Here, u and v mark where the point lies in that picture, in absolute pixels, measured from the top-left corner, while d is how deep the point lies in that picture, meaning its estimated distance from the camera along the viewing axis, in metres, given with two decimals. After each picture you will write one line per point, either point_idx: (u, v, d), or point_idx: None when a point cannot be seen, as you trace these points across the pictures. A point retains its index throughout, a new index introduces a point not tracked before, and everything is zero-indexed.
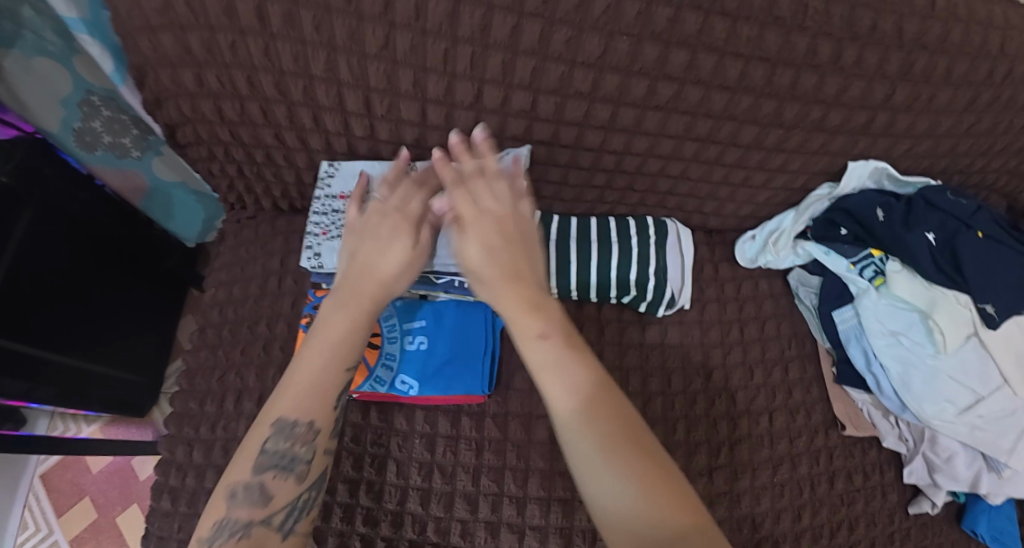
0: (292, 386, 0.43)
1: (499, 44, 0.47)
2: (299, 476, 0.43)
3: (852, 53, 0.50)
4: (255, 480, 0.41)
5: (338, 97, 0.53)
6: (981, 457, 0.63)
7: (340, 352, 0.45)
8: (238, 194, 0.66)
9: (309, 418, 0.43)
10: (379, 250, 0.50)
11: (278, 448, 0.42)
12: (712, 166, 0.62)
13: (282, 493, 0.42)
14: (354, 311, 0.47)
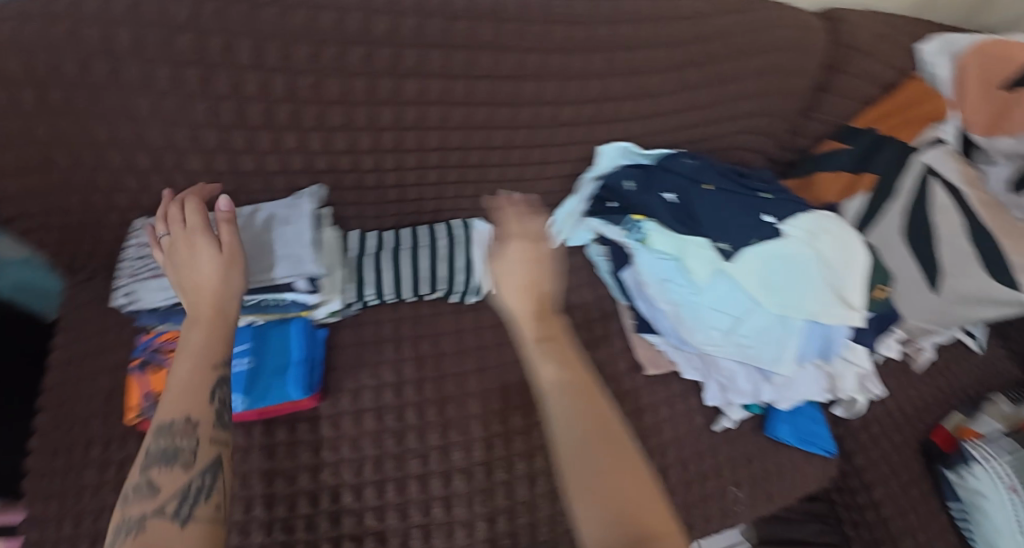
0: (167, 391, 0.45)
1: (254, 96, 0.58)
2: (184, 464, 0.41)
3: (543, 62, 0.63)
4: (142, 480, 0.40)
5: (134, 160, 0.62)
6: (758, 371, 0.72)
7: (194, 357, 0.46)
8: (68, 260, 0.72)
9: (183, 412, 0.43)
10: (185, 278, 0.51)
11: (161, 447, 0.41)
12: (481, 169, 0.74)
13: (206, 458, 0.42)
14: (209, 323, 0.48)
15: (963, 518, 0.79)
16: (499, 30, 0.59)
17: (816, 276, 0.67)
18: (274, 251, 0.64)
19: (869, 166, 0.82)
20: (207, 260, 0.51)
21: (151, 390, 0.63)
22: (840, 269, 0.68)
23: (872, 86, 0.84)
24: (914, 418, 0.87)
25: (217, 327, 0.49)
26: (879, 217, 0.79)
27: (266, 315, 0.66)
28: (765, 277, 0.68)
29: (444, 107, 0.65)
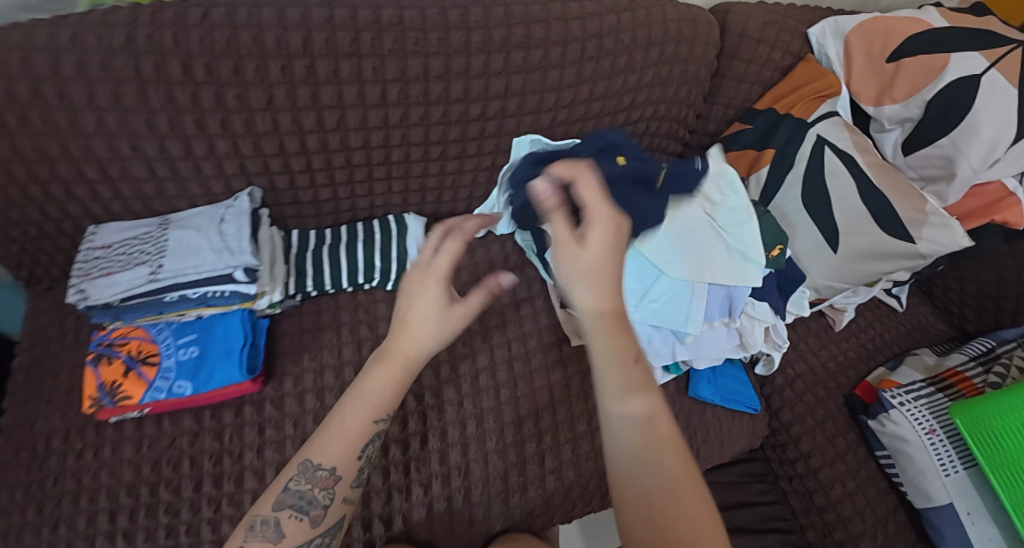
0: (328, 430, 0.49)
1: (187, 108, 0.65)
2: (312, 520, 0.48)
3: (446, 64, 0.70)
4: (272, 516, 0.47)
5: (79, 170, 0.68)
6: (672, 334, 0.77)
7: (362, 407, 0.48)
8: (29, 270, 0.79)
9: (331, 462, 0.48)
10: (411, 315, 0.46)
11: (299, 489, 0.47)
12: (409, 166, 0.81)
13: (334, 514, 0.49)
14: (395, 366, 0.48)
15: (891, 465, 0.84)
16: (403, 38, 0.67)
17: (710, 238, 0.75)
18: (211, 246, 0.70)
19: (769, 142, 0.89)
20: (421, 327, 0.46)
21: (104, 380, 0.68)
22: (734, 236, 0.75)
23: (768, 70, 0.91)
24: (837, 374, 0.93)
25: (400, 373, 0.48)
26: (782, 187, 0.87)
27: (209, 308, 0.72)
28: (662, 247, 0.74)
29: (360, 105, 0.71)
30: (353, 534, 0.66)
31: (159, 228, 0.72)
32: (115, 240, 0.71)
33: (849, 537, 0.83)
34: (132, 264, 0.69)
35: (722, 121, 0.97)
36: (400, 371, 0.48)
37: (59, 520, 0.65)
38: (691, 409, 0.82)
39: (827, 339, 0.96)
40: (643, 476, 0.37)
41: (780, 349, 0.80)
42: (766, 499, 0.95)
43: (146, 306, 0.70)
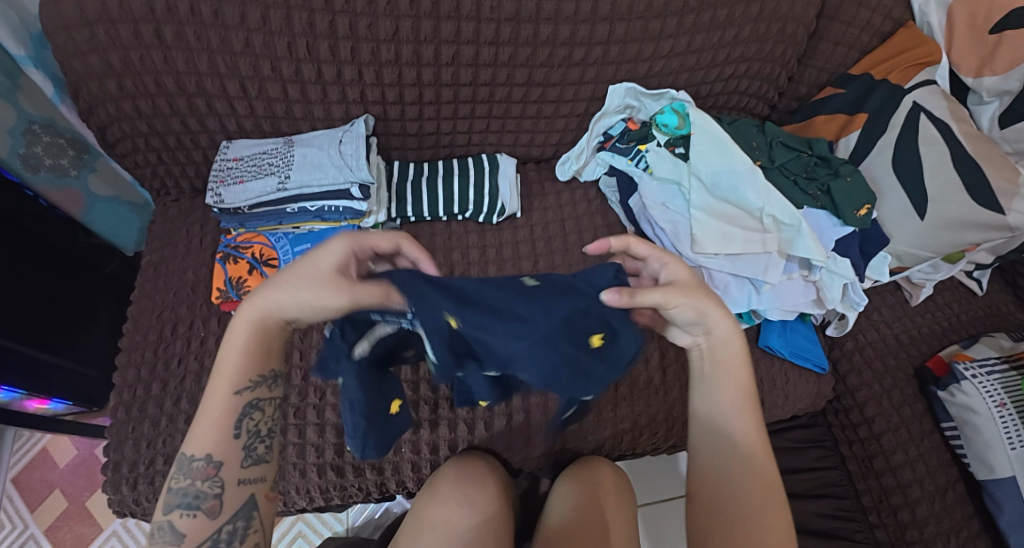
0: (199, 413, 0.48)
1: (323, 35, 0.71)
2: (209, 511, 0.46)
3: (557, 7, 0.73)
4: (166, 521, 0.46)
5: (222, 86, 0.75)
6: (749, 283, 0.79)
7: (219, 382, 0.47)
8: (160, 180, 0.86)
9: (205, 450, 0.47)
10: (285, 280, 0.46)
11: (182, 486, 0.47)
12: (509, 107, 0.85)
13: (234, 499, 0.47)
14: (250, 332, 0.47)
15: (956, 437, 0.82)
16: None
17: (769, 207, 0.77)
18: (332, 162, 0.77)
19: (863, 108, 0.91)
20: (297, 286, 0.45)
21: (231, 276, 0.77)
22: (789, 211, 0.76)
23: (867, 35, 0.93)
24: (910, 346, 0.92)
25: (257, 336, 0.48)
26: (872, 151, 0.89)
27: (322, 223, 0.81)
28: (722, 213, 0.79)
29: (474, 42, 0.75)
30: (437, 432, 0.75)
31: (284, 145, 0.80)
32: (246, 154, 0.80)
33: (905, 502, 0.84)
34: (262, 174, 0.77)
35: (813, 86, 0.98)
36: (250, 334, 0.47)
37: (180, 396, 0.73)
38: (759, 360, 0.84)
39: (903, 312, 0.95)
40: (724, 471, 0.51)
41: (857, 308, 0.81)
42: (820, 466, 0.95)
43: (268, 215, 0.79)
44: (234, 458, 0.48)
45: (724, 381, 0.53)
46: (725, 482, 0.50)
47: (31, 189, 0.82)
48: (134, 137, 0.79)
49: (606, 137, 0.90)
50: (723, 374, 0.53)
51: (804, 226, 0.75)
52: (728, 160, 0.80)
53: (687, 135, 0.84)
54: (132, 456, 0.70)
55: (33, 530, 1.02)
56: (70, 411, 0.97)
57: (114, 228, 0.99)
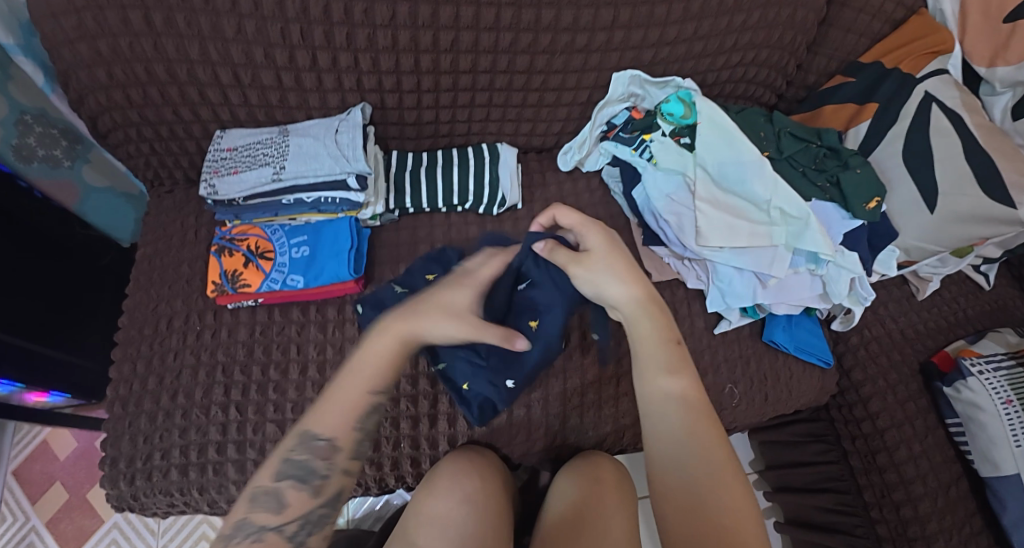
0: (322, 401, 0.50)
1: (317, 20, 0.69)
2: (313, 489, 0.48)
3: None
4: (274, 488, 0.47)
5: (214, 74, 0.73)
6: (755, 277, 0.77)
7: (360, 378, 0.50)
8: (154, 171, 0.84)
9: (328, 432, 0.49)
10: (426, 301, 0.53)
11: (299, 459, 0.48)
12: (510, 96, 0.82)
13: (337, 484, 0.49)
14: (390, 340, 0.51)
15: (961, 433, 0.82)
16: None
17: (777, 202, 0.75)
18: (328, 152, 0.75)
19: (873, 97, 0.89)
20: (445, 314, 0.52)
21: (226, 269, 0.76)
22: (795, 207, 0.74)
23: (879, 22, 0.90)
24: (915, 341, 0.91)
25: (396, 345, 0.51)
26: (881, 142, 0.87)
27: (318, 215, 0.79)
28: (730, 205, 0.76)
29: (474, 29, 0.73)
30: (436, 427, 0.74)
31: (279, 134, 0.78)
32: (240, 144, 0.78)
33: (909, 498, 0.83)
34: (257, 165, 0.75)
35: (822, 74, 0.95)
36: (396, 346, 0.51)
37: (176, 391, 0.72)
38: (763, 354, 0.83)
39: (910, 306, 0.94)
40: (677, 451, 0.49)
41: (864, 303, 0.80)
42: (821, 460, 0.96)
43: (264, 207, 0.78)
44: (347, 448, 0.50)
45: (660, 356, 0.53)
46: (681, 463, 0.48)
47: (23, 178, 0.81)
48: (125, 127, 0.77)
49: (609, 126, 0.88)
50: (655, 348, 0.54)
51: (813, 220, 0.73)
52: (735, 150, 0.77)
53: (693, 125, 0.82)
54: (129, 452, 0.70)
55: (34, 522, 1.02)
56: (69, 404, 0.97)
57: (107, 218, 0.97)
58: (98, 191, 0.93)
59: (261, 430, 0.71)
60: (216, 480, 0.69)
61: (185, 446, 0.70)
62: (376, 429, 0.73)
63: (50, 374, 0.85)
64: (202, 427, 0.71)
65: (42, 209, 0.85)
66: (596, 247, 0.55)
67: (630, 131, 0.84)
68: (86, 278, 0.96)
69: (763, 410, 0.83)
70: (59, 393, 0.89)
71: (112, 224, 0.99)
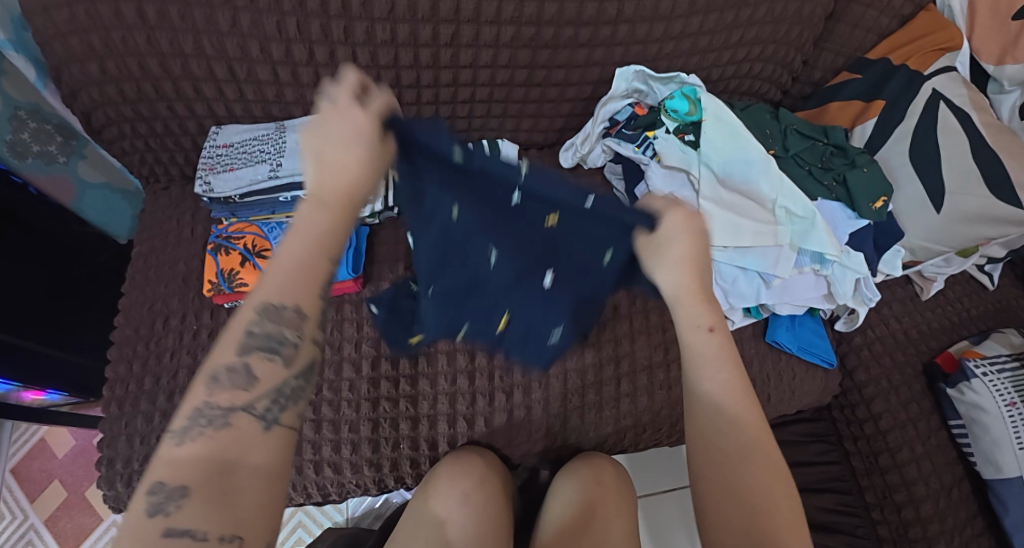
0: (273, 271, 0.39)
1: (314, 13, 0.67)
2: (286, 359, 0.38)
3: None
4: (239, 362, 0.36)
5: (209, 69, 0.71)
6: (758, 277, 0.76)
7: (301, 239, 0.40)
8: (149, 167, 0.83)
9: (291, 301, 0.38)
10: (339, 145, 0.42)
11: (266, 331, 0.37)
12: (511, 91, 0.81)
13: (308, 354, 0.39)
14: (337, 209, 0.42)
15: (964, 435, 0.81)
16: None
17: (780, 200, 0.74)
18: None
19: (880, 94, 0.87)
20: (355, 157, 0.43)
21: (223, 268, 0.74)
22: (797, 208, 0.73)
23: (886, 17, 0.89)
24: (919, 341, 0.90)
25: (344, 207, 0.43)
26: (888, 141, 0.86)
27: None
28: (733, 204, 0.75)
29: (475, 22, 0.71)
30: (436, 428, 0.73)
31: (276, 131, 0.77)
32: (235, 140, 0.76)
33: (910, 499, 0.83)
34: (253, 162, 0.74)
35: (828, 70, 0.94)
36: (334, 206, 0.42)
37: (173, 391, 0.71)
38: (766, 355, 0.82)
39: (915, 305, 0.93)
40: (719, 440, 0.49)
41: (869, 303, 0.79)
42: (824, 460, 0.93)
43: (261, 204, 0.77)
44: (315, 318, 0.40)
45: (697, 325, 0.53)
46: (723, 447, 0.48)
47: (21, 177, 0.80)
48: (119, 123, 0.75)
49: (612, 122, 0.86)
50: (692, 317, 0.54)
51: (819, 220, 0.72)
52: (739, 147, 0.76)
53: (698, 122, 0.79)
54: (127, 452, 0.69)
55: (33, 520, 1.01)
56: (67, 402, 0.96)
57: (105, 215, 0.97)
58: (95, 187, 0.94)
59: None
60: None
61: None
62: (375, 430, 0.72)
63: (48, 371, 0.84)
64: None
65: (36, 207, 0.83)
66: (662, 235, 0.52)
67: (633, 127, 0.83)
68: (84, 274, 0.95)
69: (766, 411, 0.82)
70: (57, 391, 0.88)
71: (110, 220, 0.99)
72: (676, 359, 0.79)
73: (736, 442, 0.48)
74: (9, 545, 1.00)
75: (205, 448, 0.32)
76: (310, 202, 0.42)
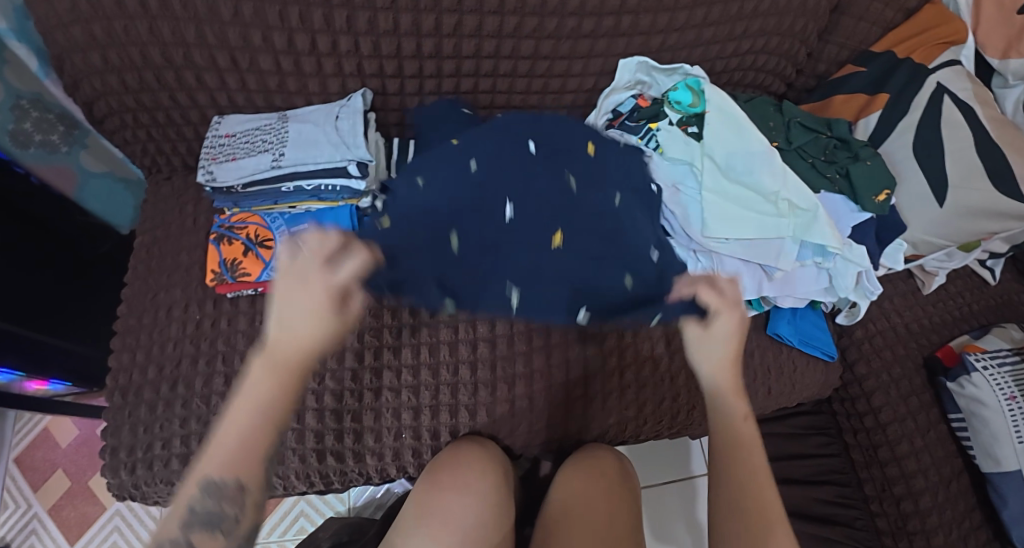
0: (214, 442, 0.38)
1: (317, 2, 0.66)
2: (229, 533, 0.37)
3: None
4: (184, 539, 0.37)
5: (212, 58, 0.71)
6: (760, 270, 0.77)
7: (241, 423, 0.38)
8: (151, 157, 0.83)
9: (234, 476, 0.37)
10: (299, 305, 0.40)
11: (206, 509, 0.37)
12: (513, 82, 0.80)
13: (255, 514, 0.38)
14: (287, 372, 0.40)
15: (964, 429, 0.81)
16: None
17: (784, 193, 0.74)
18: (328, 139, 0.73)
19: (884, 88, 0.87)
20: (300, 319, 0.39)
21: (226, 257, 0.74)
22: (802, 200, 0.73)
23: (891, 10, 0.88)
24: (920, 335, 0.90)
25: (290, 374, 0.40)
26: (892, 133, 0.85)
27: (318, 203, 0.77)
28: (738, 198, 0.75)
29: (477, 12, 0.70)
30: (438, 418, 0.74)
31: (277, 121, 0.76)
32: (238, 130, 0.76)
33: (909, 492, 0.83)
34: (256, 152, 0.74)
35: (833, 63, 0.93)
36: (275, 370, 0.39)
37: (176, 381, 0.72)
38: (767, 347, 0.82)
39: (916, 299, 0.93)
40: (739, 490, 0.48)
41: (870, 297, 0.79)
42: (825, 452, 0.96)
43: (263, 195, 0.76)
44: (258, 484, 0.38)
45: (734, 416, 0.52)
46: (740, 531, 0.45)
47: (22, 166, 0.79)
48: (121, 113, 0.75)
49: (615, 114, 0.84)
50: (727, 410, 0.53)
51: (821, 212, 0.72)
52: (743, 140, 0.75)
53: (702, 113, 0.79)
54: (130, 441, 0.70)
55: (37, 510, 1.02)
56: (71, 392, 0.97)
57: (105, 204, 0.96)
58: (95, 176, 0.93)
59: None
60: None
61: (186, 436, 0.70)
62: (378, 420, 0.73)
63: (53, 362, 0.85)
64: (203, 416, 0.70)
65: (38, 196, 0.84)
66: (722, 331, 0.54)
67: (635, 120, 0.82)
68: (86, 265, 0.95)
69: (766, 403, 0.82)
70: (60, 381, 0.89)
71: (110, 209, 0.98)
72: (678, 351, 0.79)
73: (754, 484, 0.48)
74: (14, 534, 1.01)
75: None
76: (260, 363, 0.40)
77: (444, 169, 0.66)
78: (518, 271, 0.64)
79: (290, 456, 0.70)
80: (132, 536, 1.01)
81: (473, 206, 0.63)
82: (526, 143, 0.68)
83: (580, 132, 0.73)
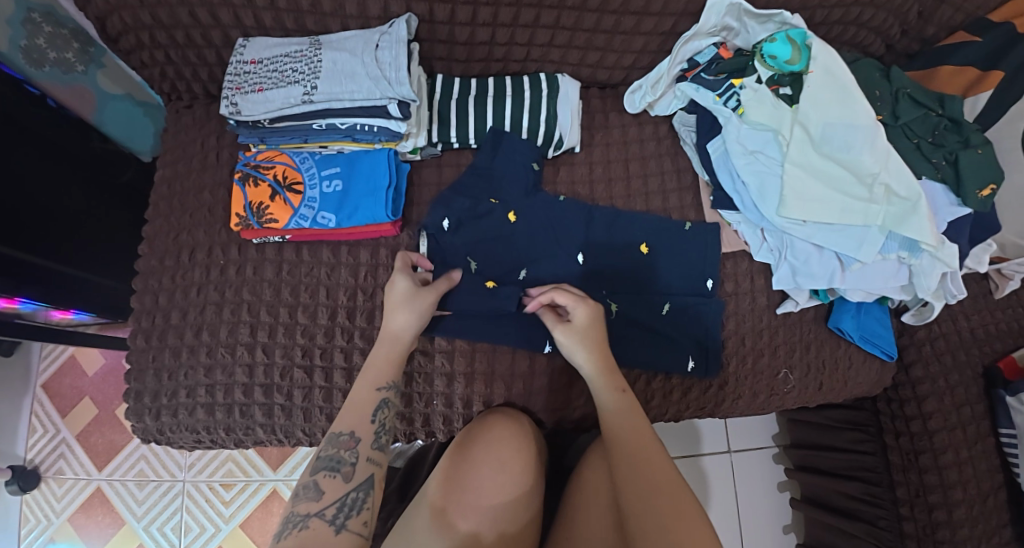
0: (343, 407, 0.57)
1: None
2: (346, 476, 0.51)
3: None
4: (312, 480, 0.50)
5: None
6: (836, 258, 0.69)
7: (368, 376, 0.58)
8: (170, 82, 0.74)
9: (348, 428, 0.54)
10: (391, 307, 0.62)
11: (329, 454, 0.52)
12: (580, 17, 0.69)
13: (361, 472, 0.52)
14: (385, 346, 0.60)
15: (1012, 445, 0.77)
16: None
17: (883, 169, 0.64)
18: (366, 72, 0.64)
19: (1001, 64, 0.75)
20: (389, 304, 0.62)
21: (252, 201, 0.68)
22: (899, 182, 0.64)
23: None
24: (984, 341, 0.83)
25: (393, 352, 0.60)
26: (1002, 119, 0.75)
27: (353, 144, 0.70)
28: (827, 170, 0.67)
29: None
30: (471, 387, 0.69)
31: (309, 48, 0.67)
32: (265, 56, 0.67)
33: (944, 502, 0.78)
34: (284, 83, 0.65)
35: (944, 27, 0.81)
36: (385, 346, 0.60)
37: (200, 327, 0.68)
38: (825, 341, 0.76)
39: (995, 300, 0.84)
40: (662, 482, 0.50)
41: (949, 299, 0.72)
42: (856, 449, 0.91)
43: (292, 131, 0.68)
44: (368, 441, 0.54)
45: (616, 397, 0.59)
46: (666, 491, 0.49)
47: (36, 86, 0.75)
48: (136, 30, 0.66)
49: (691, 64, 0.75)
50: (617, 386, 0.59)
51: (922, 204, 0.63)
52: (846, 107, 0.65)
53: (800, 72, 0.68)
54: (154, 387, 0.67)
55: (64, 434, 1.04)
56: (95, 323, 0.95)
57: (126, 129, 0.90)
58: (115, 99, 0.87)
59: (289, 374, 0.67)
60: (243, 421, 0.68)
61: (211, 385, 0.67)
62: (409, 383, 0.69)
63: (80, 294, 0.82)
64: (228, 367, 0.67)
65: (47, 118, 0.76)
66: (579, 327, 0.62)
67: (722, 72, 0.72)
68: (116, 193, 0.90)
69: (815, 398, 0.77)
70: (84, 313, 0.86)
71: (133, 136, 0.92)
72: (731, 336, 0.74)
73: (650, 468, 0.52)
74: (43, 455, 1.03)
75: (292, 542, 0.44)
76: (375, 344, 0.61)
77: (502, 252, 0.72)
78: (547, 374, 0.71)
79: (317, 414, 0.68)
80: (157, 464, 1.03)
81: (524, 322, 0.70)
82: (574, 255, 0.73)
83: (638, 229, 0.74)
